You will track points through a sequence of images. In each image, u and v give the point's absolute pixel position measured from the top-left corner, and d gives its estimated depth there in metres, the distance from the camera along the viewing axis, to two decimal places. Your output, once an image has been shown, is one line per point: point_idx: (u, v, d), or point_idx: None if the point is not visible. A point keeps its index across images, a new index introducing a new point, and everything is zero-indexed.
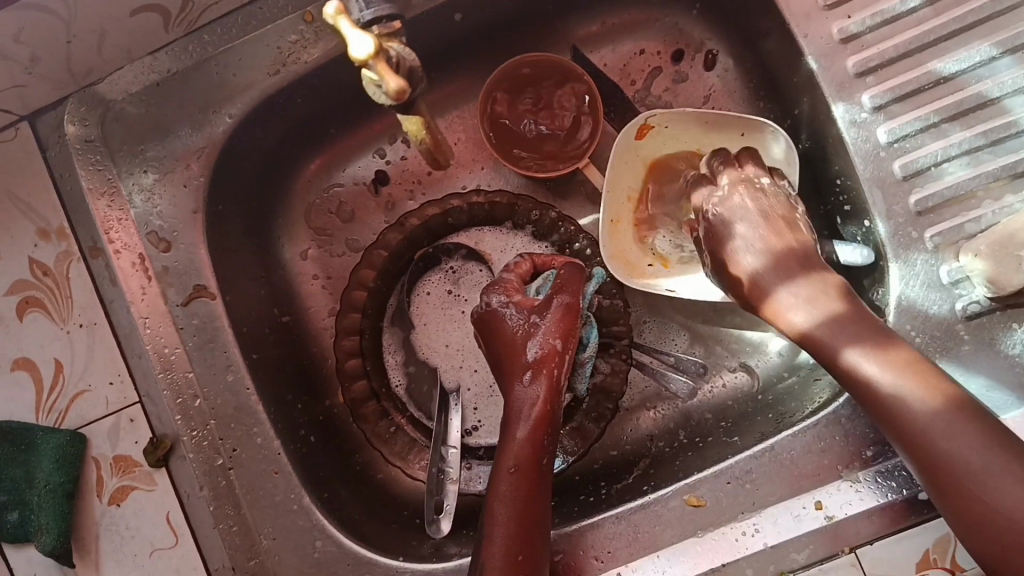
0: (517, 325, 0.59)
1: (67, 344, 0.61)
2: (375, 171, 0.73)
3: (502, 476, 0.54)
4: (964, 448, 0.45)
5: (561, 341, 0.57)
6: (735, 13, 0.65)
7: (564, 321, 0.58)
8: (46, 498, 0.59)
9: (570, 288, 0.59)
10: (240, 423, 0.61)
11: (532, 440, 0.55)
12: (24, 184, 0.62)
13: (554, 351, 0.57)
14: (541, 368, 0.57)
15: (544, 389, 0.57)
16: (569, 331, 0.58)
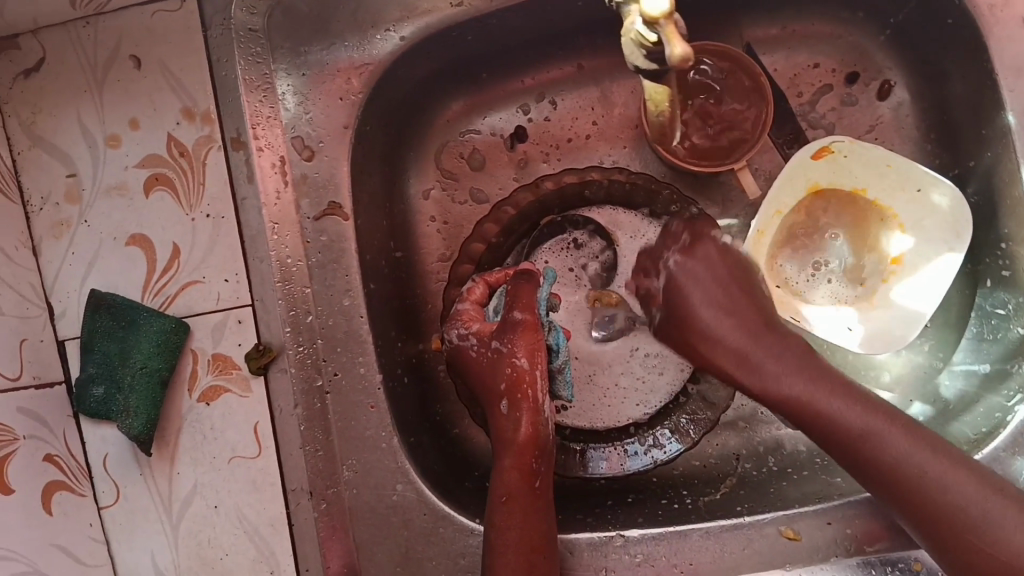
0: (482, 356, 0.59)
1: (190, 231, 0.59)
2: (516, 126, 0.71)
3: (499, 508, 0.55)
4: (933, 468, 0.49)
5: (526, 360, 0.57)
6: (928, 50, 0.62)
7: (526, 338, 0.57)
8: (139, 380, 0.58)
9: (525, 303, 0.58)
10: (347, 349, 0.60)
11: (520, 467, 0.56)
12: (177, 58, 0.59)
13: (524, 372, 0.57)
14: (513, 394, 0.57)
15: (523, 413, 0.57)
16: (532, 347, 0.57)
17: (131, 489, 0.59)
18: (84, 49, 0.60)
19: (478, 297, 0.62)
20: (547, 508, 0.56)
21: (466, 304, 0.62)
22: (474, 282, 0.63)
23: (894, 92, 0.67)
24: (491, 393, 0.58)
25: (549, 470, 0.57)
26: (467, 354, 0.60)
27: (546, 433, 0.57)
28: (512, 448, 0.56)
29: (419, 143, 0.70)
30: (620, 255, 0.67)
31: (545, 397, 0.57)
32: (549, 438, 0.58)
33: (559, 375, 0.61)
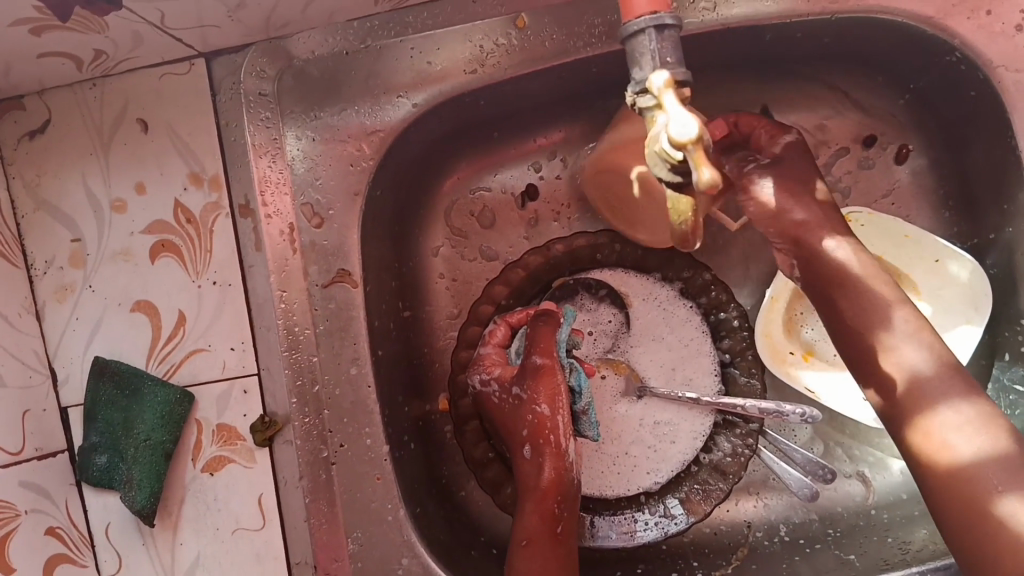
0: (504, 402, 0.59)
1: (196, 298, 0.58)
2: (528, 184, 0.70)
3: (519, 554, 0.56)
4: None
5: (546, 406, 0.58)
6: (948, 118, 0.61)
7: (544, 384, 0.58)
8: (143, 451, 0.57)
9: (545, 348, 0.59)
10: (354, 419, 0.58)
11: (541, 511, 0.57)
12: (187, 123, 0.59)
13: (545, 419, 0.58)
14: (535, 442, 0.58)
15: (545, 458, 0.58)
16: (552, 392, 0.58)
17: (133, 559, 0.58)
18: (90, 112, 0.59)
19: (496, 338, 0.62)
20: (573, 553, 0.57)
21: (488, 348, 0.62)
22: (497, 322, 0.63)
23: (911, 156, 0.66)
24: (515, 438, 0.59)
25: (573, 515, 0.58)
26: (489, 402, 0.61)
27: (571, 477, 0.58)
28: (534, 493, 0.57)
29: (429, 201, 0.69)
30: (632, 317, 0.66)
31: (568, 442, 0.58)
32: (575, 484, 0.58)
33: (583, 416, 0.61)
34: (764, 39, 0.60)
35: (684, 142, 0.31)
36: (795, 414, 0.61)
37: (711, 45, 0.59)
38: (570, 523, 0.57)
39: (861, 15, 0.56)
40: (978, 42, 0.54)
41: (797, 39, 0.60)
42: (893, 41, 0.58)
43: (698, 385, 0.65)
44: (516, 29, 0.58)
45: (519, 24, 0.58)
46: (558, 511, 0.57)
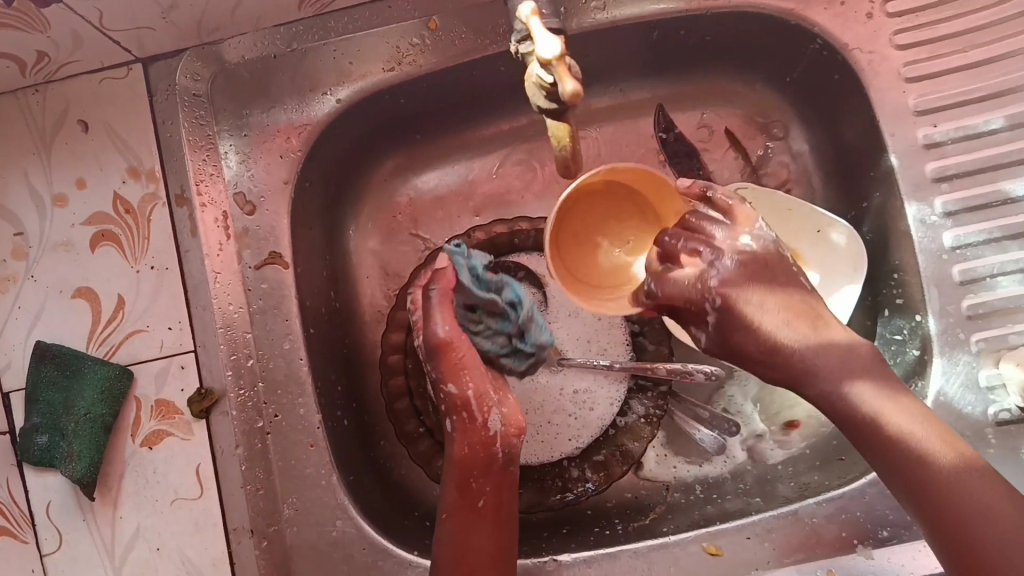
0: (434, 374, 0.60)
1: (134, 282, 0.62)
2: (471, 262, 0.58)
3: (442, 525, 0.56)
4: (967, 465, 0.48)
5: (450, 382, 0.57)
6: (819, 102, 0.69)
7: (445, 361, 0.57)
8: (84, 426, 0.60)
9: (438, 317, 0.57)
10: (287, 390, 0.62)
11: (460, 482, 0.57)
12: (124, 122, 0.63)
13: (457, 396, 0.57)
14: (457, 418, 0.58)
15: (461, 433, 0.58)
16: (454, 367, 0.57)
17: (74, 535, 0.61)
18: (32, 115, 0.64)
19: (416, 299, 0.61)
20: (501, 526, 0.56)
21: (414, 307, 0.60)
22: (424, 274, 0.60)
23: (794, 143, 0.73)
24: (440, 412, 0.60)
25: (498, 489, 0.57)
26: None
27: (496, 451, 0.57)
28: (454, 466, 0.57)
29: (358, 200, 0.74)
30: (550, 296, 0.71)
31: (484, 413, 0.57)
32: (501, 457, 0.57)
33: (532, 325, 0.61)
34: (652, 37, 0.67)
35: (548, 56, 0.39)
36: (700, 374, 0.66)
37: (606, 41, 0.66)
38: (495, 496, 0.57)
39: (733, 10, 0.63)
40: (835, 28, 0.62)
41: (682, 36, 0.67)
42: (764, 34, 0.66)
43: (612, 354, 0.70)
44: (429, 31, 0.64)
45: (431, 26, 0.64)
46: (477, 483, 0.57)
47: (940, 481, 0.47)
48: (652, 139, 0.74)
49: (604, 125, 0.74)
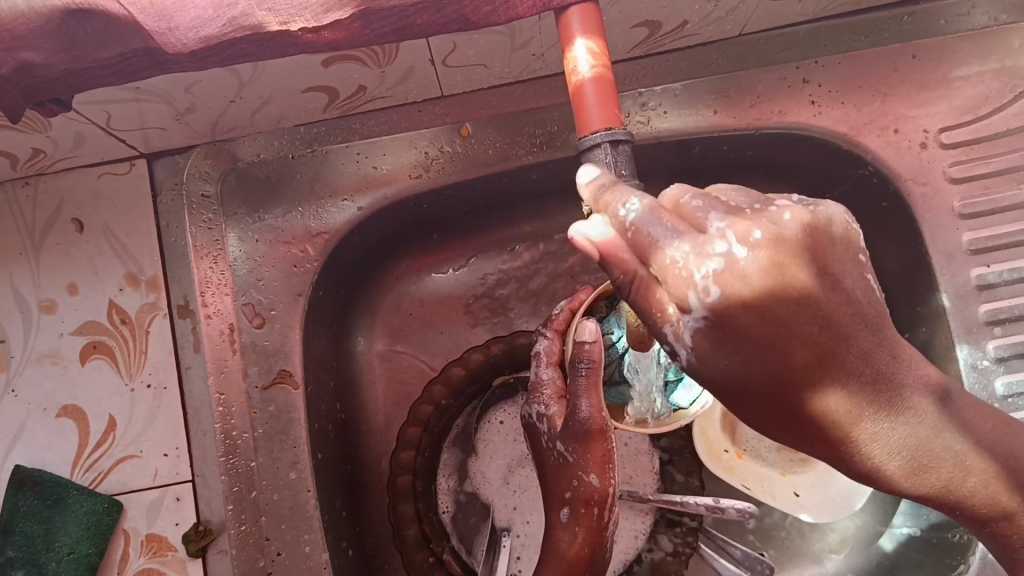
0: (550, 453, 0.56)
1: (129, 402, 0.56)
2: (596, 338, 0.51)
3: None
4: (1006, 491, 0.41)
5: (592, 473, 0.54)
6: (860, 225, 0.66)
7: (595, 451, 0.54)
8: (66, 567, 0.53)
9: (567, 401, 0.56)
10: (293, 526, 0.57)
11: (579, 536, 0.55)
12: (124, 223, 0.58)
13: (592, 489, 0.54)
14: (584, 510, 0.55)
15: (583, 528, 0.55)
16: (602, 459, 0.54)
17: None
18: (21, 211, 0.58)
19: (544, 373, 0.58)
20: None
21: (547, 373, 0.57)
22: (559, 311, 0.58)
23: None
24: (552, 500, 0.57)
25: None
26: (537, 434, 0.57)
27: (602, 551, 0.55)
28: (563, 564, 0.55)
29: (368, 303, 0.70)
30: None
31: (609, 516, 0.55)
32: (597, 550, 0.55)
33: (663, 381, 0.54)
34: (692, 150, 0.63)
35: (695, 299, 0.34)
36: (733, 513, 0.61)
37: (643, 153, 0.62)
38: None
39: (782, 130, 0.60)
40: (889, 157, 0.59)
41: (722, 150, 0.64)
42: (809, 154, 0.63)
43: (639, 484, 0.65)
44: (460, 137, 0.60)
45: (463, 132, 0.60)
46: None
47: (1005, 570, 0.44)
48: None
49: None
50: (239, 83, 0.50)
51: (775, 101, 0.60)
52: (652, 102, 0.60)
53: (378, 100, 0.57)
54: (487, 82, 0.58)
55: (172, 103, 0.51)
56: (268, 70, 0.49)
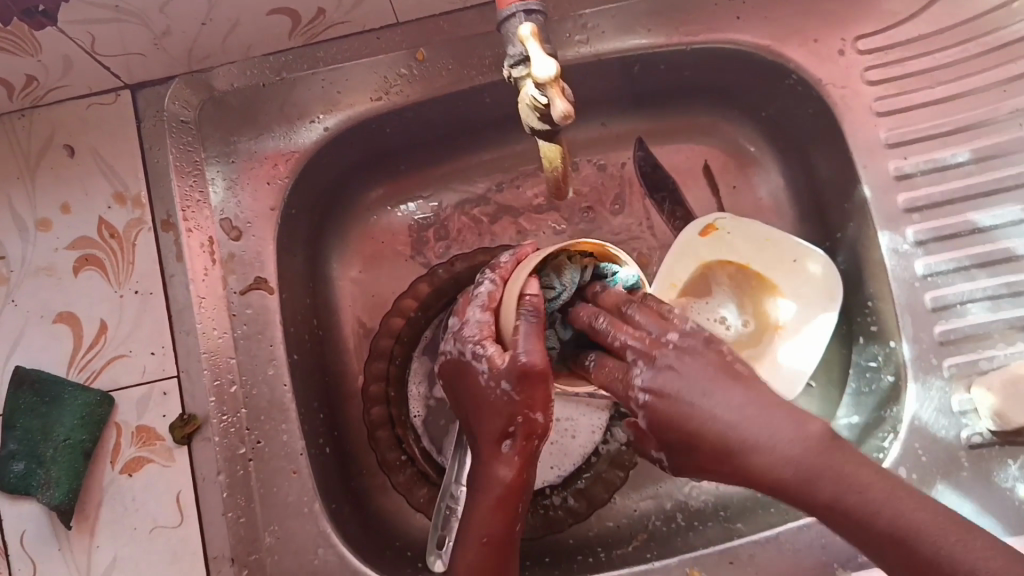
0: (488, 392, 0.53)
1: (118, 307, 0.62)
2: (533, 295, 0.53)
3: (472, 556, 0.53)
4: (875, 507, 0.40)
5: (540, 410, 0.52)
6: (793, 136, 0.71)
7: (537, 392, 0.51)
8: (63, 453, 0.59)
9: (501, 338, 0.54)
10: (271, 417, 0.62)
11: (513, 475, 0.53)
12: (111, 148, 0.64)
13: (536, 425, 0.52)
14: (524, 448, 0.53)
15: (521, 458, 0.53)
16: (546, 398, 0.51)
17: (49, 565, 0.59)
18: (17, 139, 0.63)
19: (486, 317, 0.54)
20: (508, 547, 0.55)
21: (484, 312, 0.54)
22: (505, 261, 0.58)
23: (770, 176, 0.74)
24: (486, 439, 0.53)
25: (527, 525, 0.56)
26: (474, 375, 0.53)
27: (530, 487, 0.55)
28: (497, 496, 0.53)
29: (341, 230, 0.75)
30: None
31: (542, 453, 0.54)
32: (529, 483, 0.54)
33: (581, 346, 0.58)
34: (631, 71, 0.68)
35: (543, 77, 0.39)
36: None
37: (585, 75, 0.68)
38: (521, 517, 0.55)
39: (711, 46, 0.65)
40: (810, 65, 0.64)
41: (660, 70, 0.69)
42: (742, 71, 0.67)
43: None
44: (416, 61, 0.65)
45: (418, 56, 0.65)
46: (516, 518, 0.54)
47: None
48: (633, 176, 0.75)
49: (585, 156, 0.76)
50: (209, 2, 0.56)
51: (706, 18, 0.64)
52: (591, 24, 0.64)
53: (339, 25, 0.62)
54: (437, 8, 0.64)
55: (148, 24, 0.56)
56: None
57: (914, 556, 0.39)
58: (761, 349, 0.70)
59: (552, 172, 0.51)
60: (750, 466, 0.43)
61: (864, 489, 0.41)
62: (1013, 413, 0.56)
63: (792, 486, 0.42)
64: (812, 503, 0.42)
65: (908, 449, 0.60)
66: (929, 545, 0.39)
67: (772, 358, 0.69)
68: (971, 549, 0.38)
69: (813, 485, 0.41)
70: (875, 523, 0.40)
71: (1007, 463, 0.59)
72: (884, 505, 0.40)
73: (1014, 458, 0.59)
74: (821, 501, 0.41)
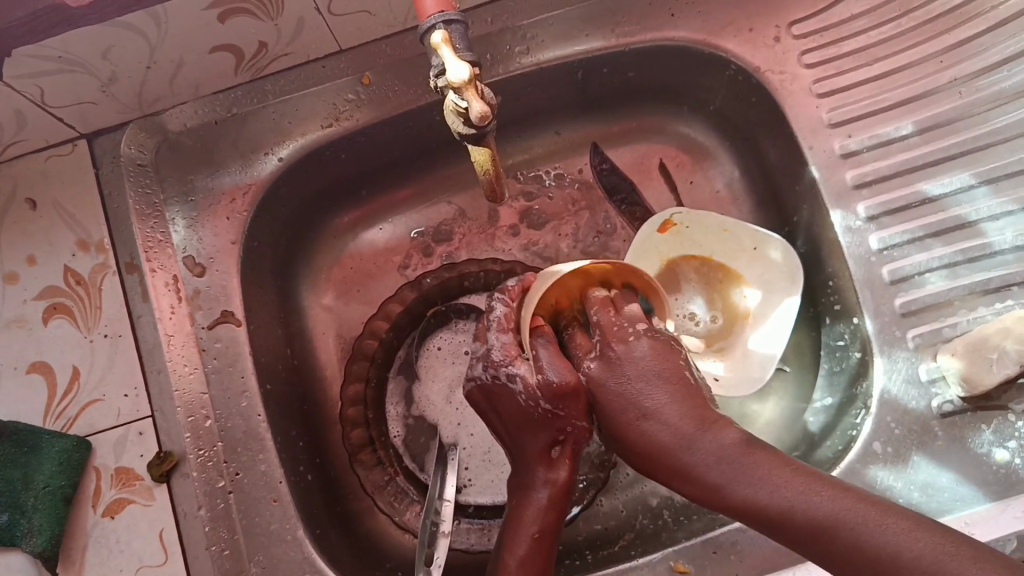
0: (525, 405, 0.52)
1: (89, 352, 0.62)
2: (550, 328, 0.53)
3: (525, 548, 0.51)
4: (798, 498, 0.41)
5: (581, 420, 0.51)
6: (741, 126, 0.72)
7: (576, 404, 0.50)
8: (44, 501, 0.59)
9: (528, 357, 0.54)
10: (246, 448, 0.63)
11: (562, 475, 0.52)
12: (72, 197, 0.64)
13: (582, 431, 0.51)
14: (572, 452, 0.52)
15: (570, 461, 0.52)
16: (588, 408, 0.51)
17: None
18: None
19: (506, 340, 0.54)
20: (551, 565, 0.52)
21: (504, 337, 0.54)
22: (511, 284, 0.57)
23: (724, 168, 0.77)
24: (531, 455, 0.53)
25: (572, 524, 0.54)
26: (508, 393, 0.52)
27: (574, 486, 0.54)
28: (548, 494, 0.52)
29: (311, 259, 0.76)
30: None
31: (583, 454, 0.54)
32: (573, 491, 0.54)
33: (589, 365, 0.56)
34: (576, 77, 0.70)
35: (456, 81, 0.43)
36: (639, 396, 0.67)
37: (533, 84, 0.69)
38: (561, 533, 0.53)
39: (648, 44, 0.66)
40: (746, 54, 0.65)
41: (605, 74, 0.70)
42: (684, 67, 0.69)
43: None
44: (362, 86, 0.66)
45: (364, 81, 0.66)
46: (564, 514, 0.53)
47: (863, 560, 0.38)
48: (591, 181, 0.78)
49: (545, 164, 0.78)
50: (150, 45, 0.57)
51: (640, 20, 0.65)
52: (530, 34, 0.65)
53: (283, 58, 0.64)
54: (378, 32, 0.65)
55: (95, 73, 0.58)
56: (171, 28, 0.56)
57: (836, 544, 0.39)
58: (731, 341, 0.71)
59: (486, 175, 0.53)
60: (677, 469, 0.45)
61: (788, 488, 0.42)
62: (978, 376, 0.55)
63: (719, 488, 0.43)
64: (736, 504, 0.43)
65: (880, 424, 0.59)
66: (847, 532, 0.39)
67: (743, 347, 0.70)
68: (887, 529, 0.38)
69: (735, 490, 0.43)
70: (794, 518, 0.41)
71: (981, 429, 0.57)
72: (800, 500, 0.41)
73: (988, 422, 0.57)
74: (741, 503, 0.43)
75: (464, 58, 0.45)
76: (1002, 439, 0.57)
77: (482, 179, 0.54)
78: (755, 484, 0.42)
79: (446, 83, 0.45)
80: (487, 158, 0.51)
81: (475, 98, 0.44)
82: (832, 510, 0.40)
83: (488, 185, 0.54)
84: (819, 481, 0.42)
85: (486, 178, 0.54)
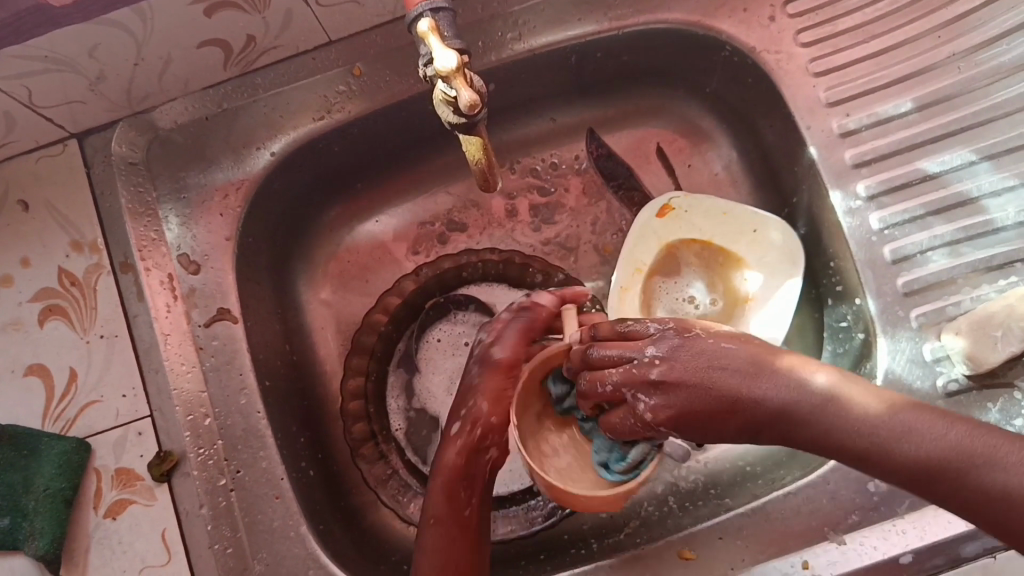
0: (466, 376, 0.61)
1: (86, 354, 0.62)
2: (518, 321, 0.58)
3: (426, 532, 0.54)
4: (919, 433, 0.41)
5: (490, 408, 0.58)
6: (737, 107, 0.71)
7: (495, 390, 0.59)
8: (44, 504, 0.58)
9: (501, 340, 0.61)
10: (248, 445, 0.63)
11: (467, 452, 0.57)
12: (63, 197, 0.64)
13: (484, 417, 0.58)
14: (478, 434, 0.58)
15: (467, 444, 0.58)
16: (501, 396, 0.59)
17: None
18: None
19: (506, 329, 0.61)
20: (479, 546, 0.54)
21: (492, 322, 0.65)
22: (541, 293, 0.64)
23: (722, 151, 0.76)
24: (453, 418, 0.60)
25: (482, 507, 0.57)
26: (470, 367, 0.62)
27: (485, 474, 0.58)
28: (447, 470, 0.57)
29: (308, 254, 0.76)
30: None
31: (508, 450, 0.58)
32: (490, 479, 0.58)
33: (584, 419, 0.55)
34: (571, 62, 0.69)
35: (445, 70, 0.43)
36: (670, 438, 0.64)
37: (527, 71, 0.68)
38: (482, 513, 0.56)
39: (643, 27, 0.65)
40: (742, 34, 0.64)
41: (599, 58, 0.69)
42: (680, 50, 0.68)
43: None
44: (354, 77, 0.65)
45: (355, 72, 0.65)
46: (464, 495, 0.56)
47: (985, 490, 0.39)
48: (589, 168, 0.77)
49: (542, 152, 0.77)
50: (137, 41, 0.56)
51: (634, 2, 0.65)
52: (522, 20, 0.64)
53: (272, 51, 0.63)
54: (368, 22, 0.64)
55: (82, 71, 0.57)
56: (157, 23, 0.55)
57: (963, 481, 0.39)
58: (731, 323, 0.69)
59: (478, 165, 0.53)
60: (745, 414, 0.45)
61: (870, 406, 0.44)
62: (984, 354, 0.55)
63: (801, 424, 0.44)
64: (811, 439, 0.44)
65: None
66: (989, 462, 0.39)
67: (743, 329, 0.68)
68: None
69: (825, 423, 0.43)
70: (901, 450, 0.41)
71: (988, 407, 0.57)
72: (916, 435, 0.41)
73: (994, 400, 0.57)
74: (821, 437, 0.43)
75: (452, 47, 0.45)
76: (1008, 417, 0.56)
77: (473, 168, 0.53)
78: (854, 419, 0.43)
79: (434, 72, 0.45)
80: (478, 149, 0.51)
81: (463, 89, 0.43)
82: (935, 443, 0.40)
83: (480, 175, 0.54)
84: (925, 412, 0.42)
85: (477, 167, 0.53)
